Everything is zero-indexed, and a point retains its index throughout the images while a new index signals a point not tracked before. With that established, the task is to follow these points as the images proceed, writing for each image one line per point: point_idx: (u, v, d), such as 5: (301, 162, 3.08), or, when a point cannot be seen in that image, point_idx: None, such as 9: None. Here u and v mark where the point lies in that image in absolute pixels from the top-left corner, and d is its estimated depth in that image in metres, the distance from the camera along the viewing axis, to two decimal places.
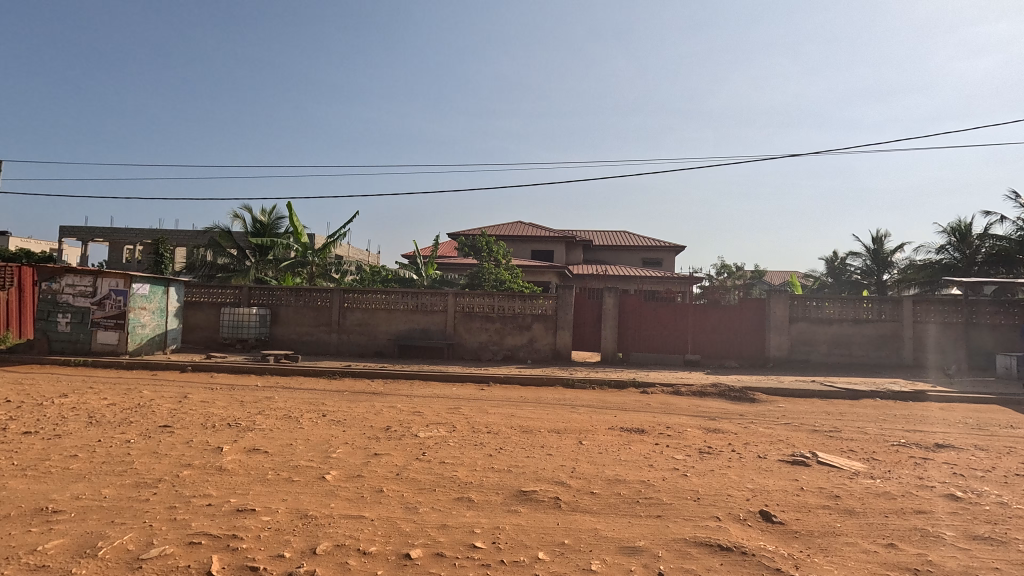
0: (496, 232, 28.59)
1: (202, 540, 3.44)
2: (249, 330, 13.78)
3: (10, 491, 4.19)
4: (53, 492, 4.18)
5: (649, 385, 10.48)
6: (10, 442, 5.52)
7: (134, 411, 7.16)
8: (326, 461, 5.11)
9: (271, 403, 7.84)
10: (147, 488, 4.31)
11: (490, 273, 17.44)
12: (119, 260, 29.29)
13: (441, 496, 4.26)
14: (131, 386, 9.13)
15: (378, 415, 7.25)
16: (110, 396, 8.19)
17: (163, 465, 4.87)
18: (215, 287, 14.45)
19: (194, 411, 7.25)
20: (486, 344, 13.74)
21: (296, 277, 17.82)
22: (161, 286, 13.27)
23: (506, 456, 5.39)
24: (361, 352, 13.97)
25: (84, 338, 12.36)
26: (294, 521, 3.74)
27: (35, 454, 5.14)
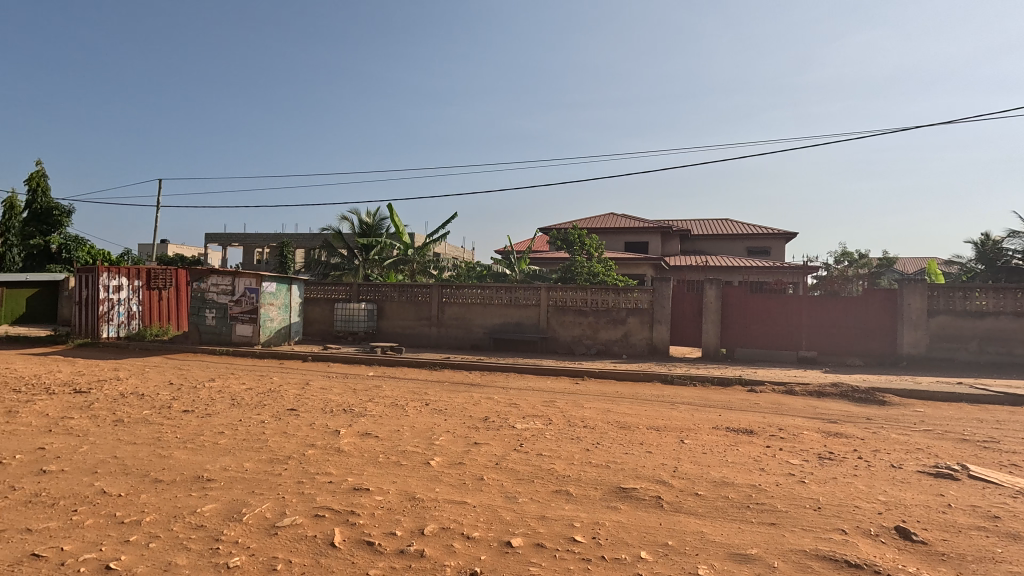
0: (588, 225, 28.24)
1: (326, 513, 3.79)
2: (359, 323, 15.00)
3: (175, 460, 4.93)
4: (207, 463, 4.85)
5: (757, 383, 9.76)
6: (174, 419, 6.49)
7: (267, 395, 8.06)
8: (430, 447, 5.39)
9: (379, 391, 8.43)
10: (279, 463, 4.84)
11: (583, 266, 17.33)
12: (250, 262, 33.15)
13: (540, 488, 4.30)
14: (263, 373, 10.33)
15: (476, 406, 7.48)
16: (248, 381, 9.30)
17: (291, 444, 5.44)
18: (329, 285, 15.82)
19: (315, 396, 8.01)
20: (580, 338, 13.63)
21: (399, 274, 18.95)
22: (286, 284, 14.79)
23: (604, 452, 5.32)
24: (459, 345, 14.53)
25: (226, 330, 14.14)
26: (403, 502, 4.00)
27: (192, 430, 5.99)
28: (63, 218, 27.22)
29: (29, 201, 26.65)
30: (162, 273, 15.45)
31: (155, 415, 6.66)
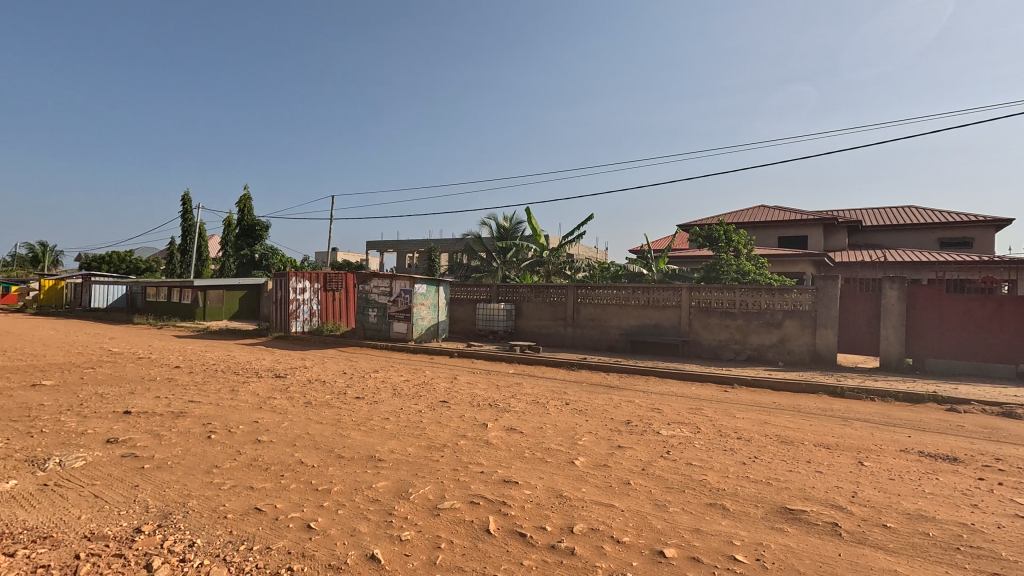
0: (733, 219, 26.09)
1: (481, 501, 4.04)
2: (499, 322, 15.69)
3: (353, 440, 5.66)
4: (378, 445, 5.48)
5: (960, 402, 8.08)
6: (350, 404, 7.45)
7: (422, 387, 8.85)
8: (574, 447, 5.43)
9: (520, 389, 8.73)
10: (437, 451, 5.28)
11: (729, 264, 16.04)
12: (402, 266, 36.71)
13: (692, 499, 4.08)
14: (417, 367, 11.36)
15: (617, 408, 7.36)
16: (406, 374, 10.30)
17: (446, 434, 5.90)
18: (472, 286, 16.82)
19: (463, 390, 8.58)
20: (727, 342, 12.65)
21: (535, 275, 19.43)
22: (434, 285, 16.08)
23: (763, 467, 4.86)
24: (595, 346, 14.43)
25: (385, 327, 15.82)
26: (551, 498, 4.09)
27: (364, 415, 6.81)
28: (262, 232, 32.90)
29: (240, 219, 32.71)
30: (335, 277, 18.21)
31: (334, 400, 7.72)
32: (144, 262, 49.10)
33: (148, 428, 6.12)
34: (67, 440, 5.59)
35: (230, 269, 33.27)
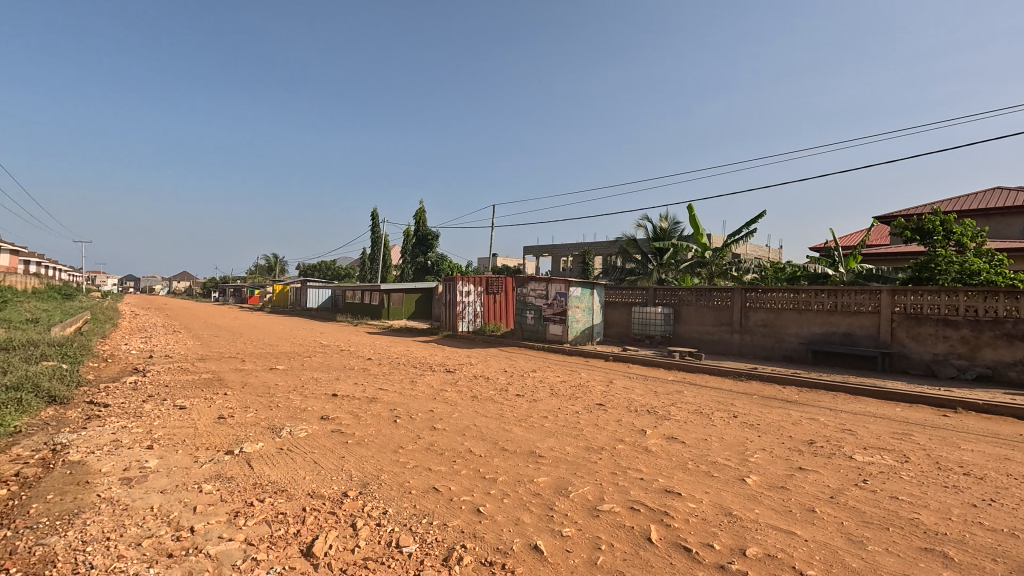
0: (955, 206, 21.29)
1: (641, 508, 3.95)
2: (656, 327, 15.23)
3: (515, 435, 5.98)
4: (537, 441, 5.70)
5: None
6: (511, 401, 7.88)
7: (578, 389, 8.95)
8: (745, 463, 4.99)
9: (681, 397, 8.29)
10: (595, 452, 5.30)
11: (949, 262, 13.14)
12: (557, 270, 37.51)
13: (899, 539, 3.45)
14: (573, 368, 11.52)
15: (797, 426, 6.55)
16: (562, 375, 10.52)
17: (604, 437, 5.88)
18: (627, 289, 16.51)
19: (620, 395, 8.46)
20: (946, 357, 10.38)
21: (696, 278, 18.24)
22: (589, 288, 16.11)
23: (1004, 513, 3.89)
24: (767, 356, 13.02)
25: (542, 329, 16.35)
26: (720, 515, 3.82)
27: (525, 412, 7.14)
28: (434, 240, 36.54)
29: (416, 230, 36.79)
30: (496, 280, 19.20)
31: (497, 396, 8.24)
32: (343, 269, 58.12)
33: (349, 410, 7.25)
34: (294, 414, 6.92)
35: (408, 274, 37.62)
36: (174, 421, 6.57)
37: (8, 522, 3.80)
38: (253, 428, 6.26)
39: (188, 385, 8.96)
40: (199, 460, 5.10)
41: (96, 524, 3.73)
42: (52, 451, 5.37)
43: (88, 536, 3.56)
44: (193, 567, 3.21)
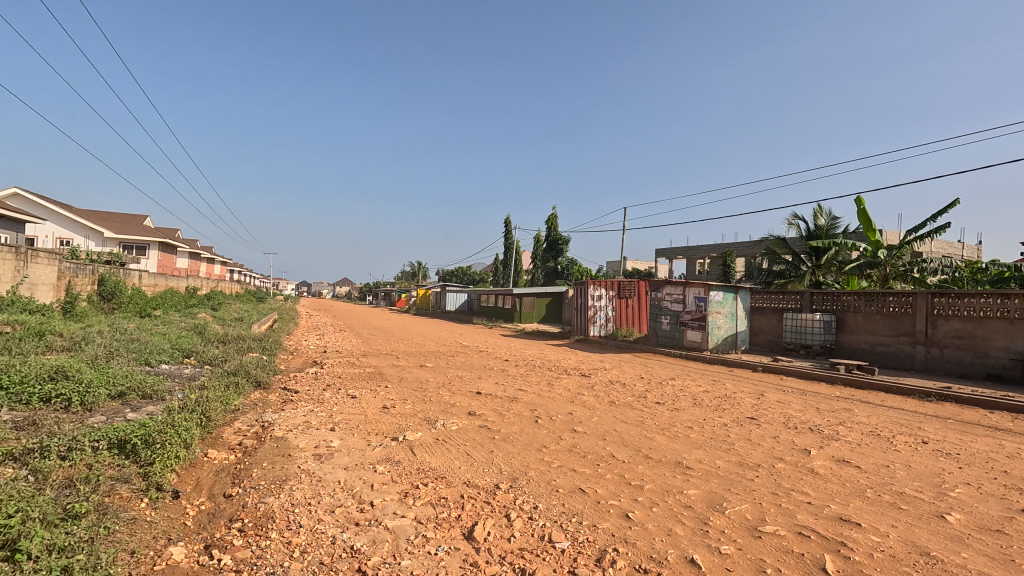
0: None
1: (811, 534, 3.60)
2: (813, 336, 13.51)
3: (659, 443, 5.82)
4: (684, 452, 5.48)
5: None
6: (651, 408, 7.67)
7: (724, 400, 8.39)
8: (943, 498, 4.26)
9: (851, 415, 7.32)
10: (750, 469, 4.95)
11: None
12: (693, 273, 35.42)
13: None
14: (716, 378, 10.81)
15: (1014, 460, 5.40)
16: (705, 384, 9.94)
17: (759, 453, 5.46)
18: (777, 294, 15.06)
19: (774, 409, 7.75)
20: None
21: (864, 281, 15.88)
22: (732, 292, 15.02)
23: None
24: (964, 374, 10.87)
25: (679, 335, 15.60)
26: (913, 554, 3.32)
27: (667, 421, 6.90)
28: (564, 245, 36.94)
29: (547, 235, 37.53)
30: (629, 284, 18.92)
31: (636, 403, 8.08)
32: (477, 275, 61.37)
33: (493, 407, 7.67)
34: (445, 409, 7.52)
35: (538, 279, 38.55)
36: (349, 408, 7.55)
37: (239, 481, 4.72)
38: (412, 419, 6.94)
39: (355, 377, 10.23)
40: (371, 444, 5.81)
41: (300, 490, 4.47)
42: (262, 427, 6.52)
43: (295, 499, 4.27)
44: (376, 536, 3.68)
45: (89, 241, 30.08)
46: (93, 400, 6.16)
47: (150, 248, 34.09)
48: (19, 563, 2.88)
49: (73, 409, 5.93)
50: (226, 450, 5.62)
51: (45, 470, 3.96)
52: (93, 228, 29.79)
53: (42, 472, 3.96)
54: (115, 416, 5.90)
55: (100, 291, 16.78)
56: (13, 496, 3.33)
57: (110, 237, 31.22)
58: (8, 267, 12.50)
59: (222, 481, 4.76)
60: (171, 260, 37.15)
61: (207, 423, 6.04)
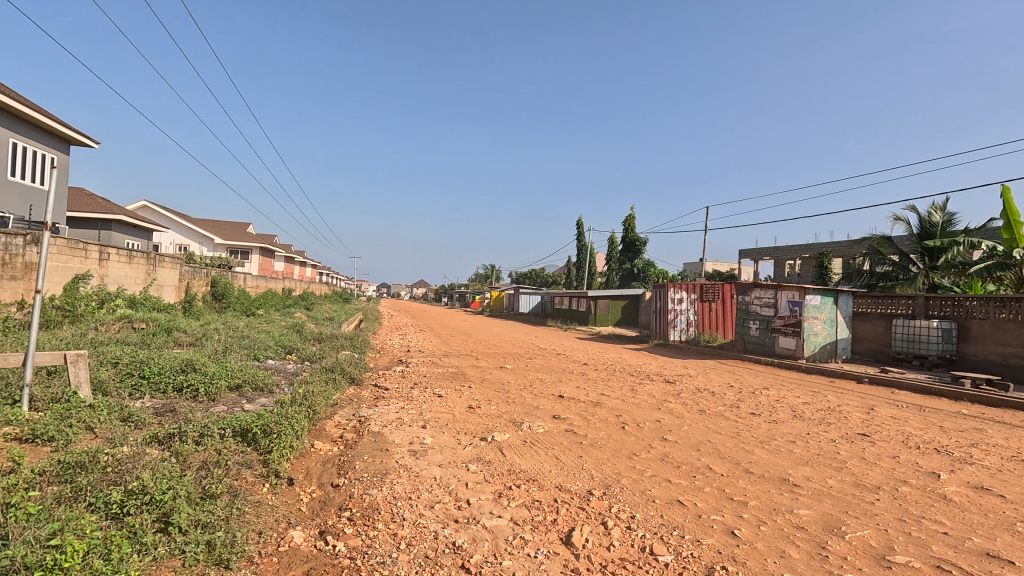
0: None
1: (953, 570, 3.23)
2: (930, 346, 12.13)
3: (759, 457, 5.48)
4: (789, 468, 5.13)
5: None
6: (746, 419, 7.25)
7: (829, 413, 7.75)
8: None
9: (985, 437, 6.49)
10: (869, 491, 4.53)
11: None
12: (782, 275, 33.14)
13: None
14: (816, 389, 10.02)
15: None
16: (804, 396, 9.24)
17: (877, 474, 4.98)
18: (885, 299, 13.69)
19: (889, 425, 7.04)
20: None
21: (990, 284, 14.00)
22: (831, 296, 13.84)
23: None
24: None
25: (770, 341, 14.65)
26: None
27: (765, 433, 6.49)
28: (641, 246, 35.95)
29: (623, 236, 36.72)
30: (712, 286, 18.07)
31: (728, 412, 7.67)
32: (550, 277, 61.31)
33: (577, 412, 7.60)
34: (530, 411, 7.56)
35: (613, 280, 37.80)
36: (437, 406, 7.81)
37: (344, 472, 5.02)
38: (498, 420, 7.04)
39: (440, 377, 10.55)
40: (462, 443, 5.97)
41: (401, 484, 4.67)
42: (359, 422, 6.90)
43: (397, 493, 4.48)
44: (476, 535, 3.76)
45: (202, 247, 33.47)
46: (216, 391, 6.82)
47: (251, 253, 37.33)
48: (171, 535, 3.26)
49: (200, 398, 6.60)
50: (330, 442, 5.99)
51: (185, 453, 4.45)
52: (206, 235, 33.15)
53: (183, 454, 4.45)
54: (234, 406, 6.50)
55: (213, 292, 18.58)
56: (164, 475, 3.76)
57: (220, 244, 34.58)
58: (142, 270, 14.17)
59: (330, 471, 5.09)
60: (270, 264, 40.45)
61: (313, 415, 6.50)
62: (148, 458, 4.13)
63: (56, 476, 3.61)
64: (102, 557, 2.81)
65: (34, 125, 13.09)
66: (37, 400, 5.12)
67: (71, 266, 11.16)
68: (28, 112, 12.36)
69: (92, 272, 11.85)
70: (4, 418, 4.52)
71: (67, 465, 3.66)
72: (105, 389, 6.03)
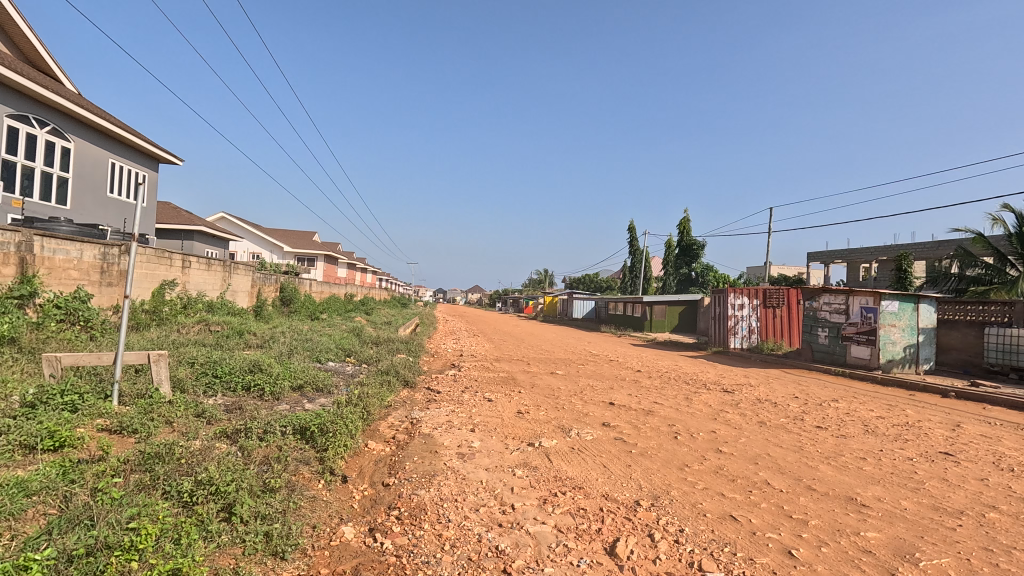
0: None
1: None
2: None
3: (823, 474, 5.14)
4: (858, 487, 4.77)
5: None
6: (811, 432, 6.81)
7: (906, 429, 7.14)
8: None
9: None
10: (950, 516, 4.13)
11: None
12: (856, 279, 30.99)
13: None
14: (892, 402, 9.26)
15: None
16: (879, 409, 8.56)
17: (960, 497, 4.53)
18: (975, 305, 12.48)
19: (977, 444, 6.39)
20: None
21: None
22: (912, 302, 12.76)
23: None
24: None
25: (841, 350, 13.71)
26: None
27: (832, 448, 6.07)
28: (699, 251, 34.84)
29: (680, 240, 35.64)
30: (776, 291, 17.24)
31: (791, 425, 7.24)
32: (605, 282, 60.47)
33: (628, 420, 7.43)
34: (579, 418, 7.48)
35: (670, 286, 36.81)
36: (486, 411, 7.88)
37: (395, 472, 5.17)
38: (547, 426, 7.01)
39: (491, 381, 10.65)
40: (509, 448, 5.99)
41: (448, 486, 4.76)
42: (410, 423, 7.09)
43: (444, 494, 4.56)
44: (519, 540, 3.76)
45: (273, 255, 35.67)
46: (280, 391, 7.24)
47: (317, 260, 39.35)
48: (234, 524, 3.49)
49: (266, 397, 7.03)
50: (383, 442, 6.20)
51: (249, 448, 4.75)
52: (276, 244, 35.35)
53: (248, 449, 4.76)
54: (296, 405, 6.88)
55: (281, 297, 19.75)
56: (229, 468, 4.03)
57: (289, 252, 36.77)
58: (220, 276, 15.30)
59: (381, 470, 5.26)
60: (333, 271, 42.48)
61: (368, 416, 6.75)
62: (216, 452, 4.45)
63: (137, 465, 3.96)
64: (172, 541, 3.06)
65: (126, 145, 14.40)
66: (125, 395, 5.64)
67: (159, 273, 12.22)
68: (121, 134, 13.63)
69: (177, 279, 12.92)
70: (97, 411, 5.01)
71: (147, 455, 4.01)
72: (183, 386, 6.55)
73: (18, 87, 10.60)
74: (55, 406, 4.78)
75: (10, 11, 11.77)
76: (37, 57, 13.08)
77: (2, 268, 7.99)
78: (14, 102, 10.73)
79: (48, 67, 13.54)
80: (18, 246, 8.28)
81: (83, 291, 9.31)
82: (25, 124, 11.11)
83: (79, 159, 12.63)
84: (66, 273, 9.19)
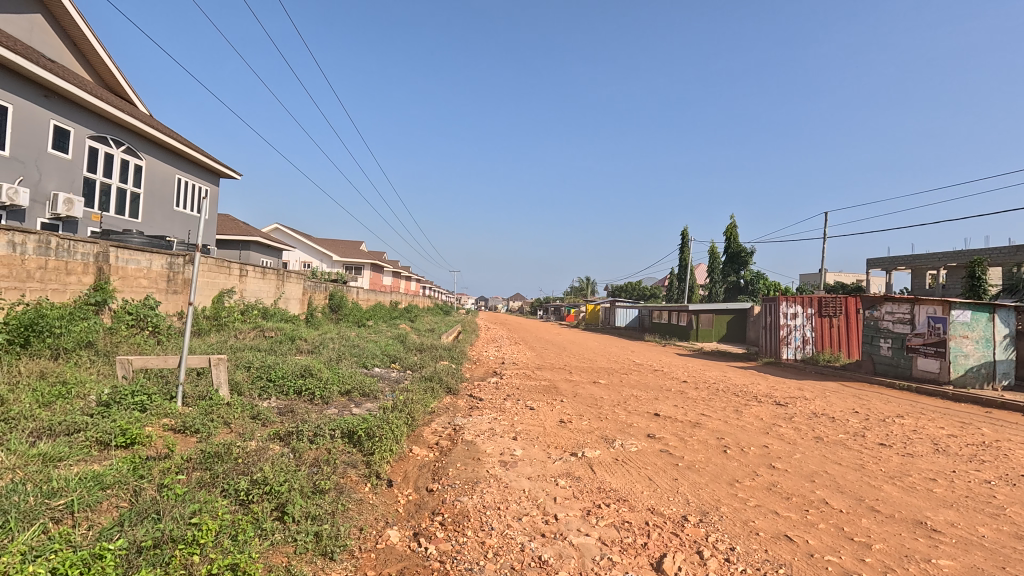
0: None
1: None
2: None
3: (889, 495, 4.81)
4: (927, 510, 4.44)
5: None
6: (874, 450, 6.40)
7: (983, 449, 6.59)
8: None
9: None
10: None
11: None
12: (922, 287, 29.11)
13: None
14: (966, 420, 8.59)
15: None
16: (950, 427, 7.95)
17: None
18: None
19: None
20: None
21: None
22: (986, 312, 11.84)
23: None
24: None
25: (905, 363, 12.86)
26: None
27: (898, 468, 5.68)
28: (749, 257, 33.67)
29: (728, 246, 34.57)
30: (832, 300, 16.39)
31: (851, 441, 6.83)
32: (649, 290, 59.41)
33: (673, 432, 7.23)
34: (622, 428, 7.34)
35: (717, 293, 35.69)
36: (528, 419, 7.85)
37: (438, 478, 5.23)
38: (589, 436, 6.91)
39: (532, 390, 10.61)
40: (551, 457, 5.95)
41: (490, 494, 4.77)
42: (453, 430, 7.16)
43: (486, 502, 4.58)
44: (562, 551, 3.72)
45: (323, 264, 37.04)
46: (329, 395, 7.49)
47: (364, 269, 40.57)
48: (286, 522, 3.63)
49: (316, 401, 7.29)
50: (427, 448, 6.29)
51: (301, 450, 4.93)
52: (326, 254, 36.70)
53: (299, 450, 4.94)
54: (344, 409, 7.09)
55: (330, 304, 20.49)
56: (282, 469, 4.20)
57: (338, 261, 38.11)
58: (274, 284, 16.06)
59: (425, 475, 5.34)
60: (379, 279, 43.63)
61: (412, 421, 6.88)
62: (270, 453, 4.65)
63: (199, 463, 4.17)
64: (230, 537, 3.21)
65: (190, 160, 15.35)
66: (188, 396, 5.98)
67: (218, 281, 12.92)
68: (187, 151, 14.57)
69: (235, 287, 13.65)
70: (164, 411, 5.33)
71: (208, 454, 4.22)
72: (240, 389, 6.89)
73: (96, 109, 11.51)
74: (126, 406, 5.12)
75: (90, 40, 12.84)
76: (113, 81, 14.18)
77: (82, 277, 8.66)
78: (93, 124, 11.67)
79: (123, 90, 14.66)
80: (96, 257, 8.95)
81: (152, 299, 9.98)
82: (104, 144, 12.06)
83: (149, 175, 13.59)
84: (137, 281, 9.87)
